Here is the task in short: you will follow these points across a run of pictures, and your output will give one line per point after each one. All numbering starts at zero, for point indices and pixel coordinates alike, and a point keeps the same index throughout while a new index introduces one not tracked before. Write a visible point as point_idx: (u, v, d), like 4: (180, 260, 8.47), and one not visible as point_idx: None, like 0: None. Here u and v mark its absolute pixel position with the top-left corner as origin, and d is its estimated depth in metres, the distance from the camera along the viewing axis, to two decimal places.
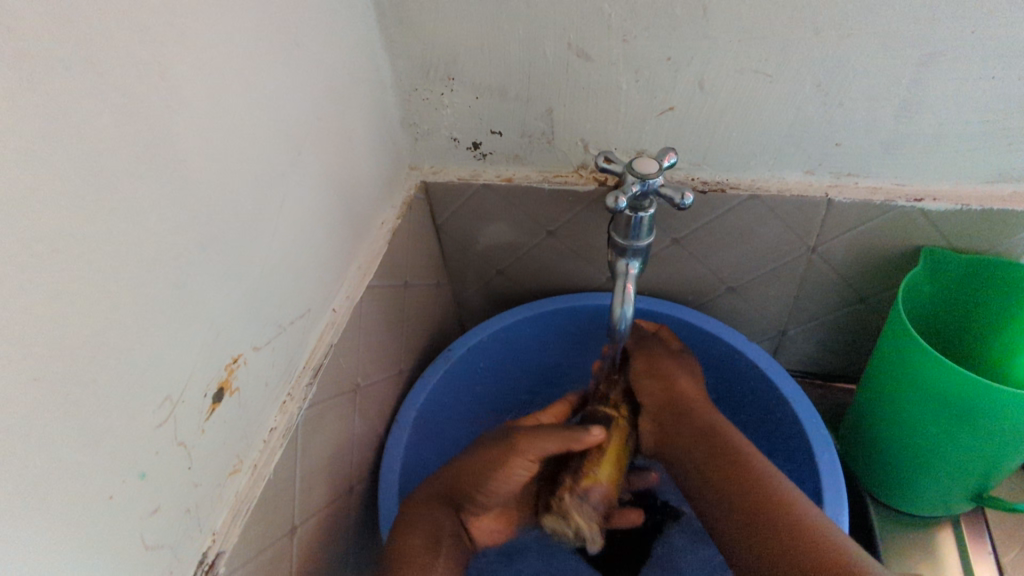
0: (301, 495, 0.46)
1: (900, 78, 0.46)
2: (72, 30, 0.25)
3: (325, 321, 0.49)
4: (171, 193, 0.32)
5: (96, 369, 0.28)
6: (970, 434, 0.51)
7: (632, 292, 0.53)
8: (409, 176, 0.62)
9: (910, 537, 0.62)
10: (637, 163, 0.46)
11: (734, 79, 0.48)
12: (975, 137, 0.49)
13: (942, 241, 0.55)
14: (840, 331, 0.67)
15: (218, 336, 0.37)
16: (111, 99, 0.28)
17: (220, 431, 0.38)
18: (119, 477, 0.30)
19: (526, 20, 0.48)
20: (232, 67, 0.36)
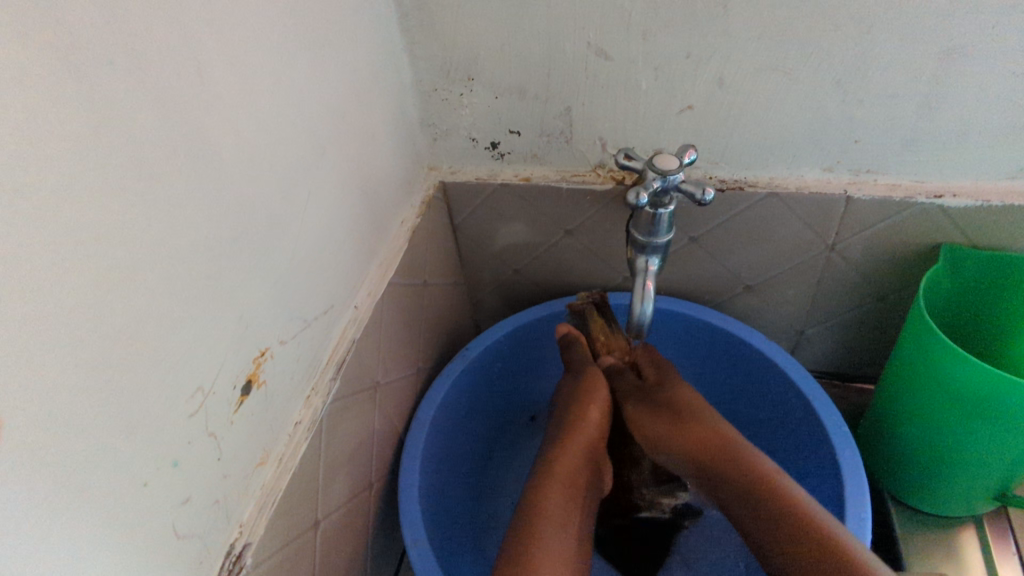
0: (324, 489, 0.47)
1: (922, 73, 0.46)
2: (112, 31, 0.27)
3: (348, 318, 0.50)
4: (204, 191, 0.33)
5: (132, 360, 0.29)
6: (995, 432, 0.51)
7: (650, 291, 0.53)
8: (428, 176, 0.62)
9: (929, 535, 0.62)
10: (658, 158, 0.46)
11: (753, 77, 0.49)
12: (997, 134, 0.48)
13: (963, 239, 0.55)
14: (858, 330, 0.66)
15: (246, 331, 0.38)
16: (148, 99, 0.29)
17: (248, 424, 0.39)
18: (153, 466, 0.31)
19: (546, 19, 0.48)
20: (262, 67, 0.36)
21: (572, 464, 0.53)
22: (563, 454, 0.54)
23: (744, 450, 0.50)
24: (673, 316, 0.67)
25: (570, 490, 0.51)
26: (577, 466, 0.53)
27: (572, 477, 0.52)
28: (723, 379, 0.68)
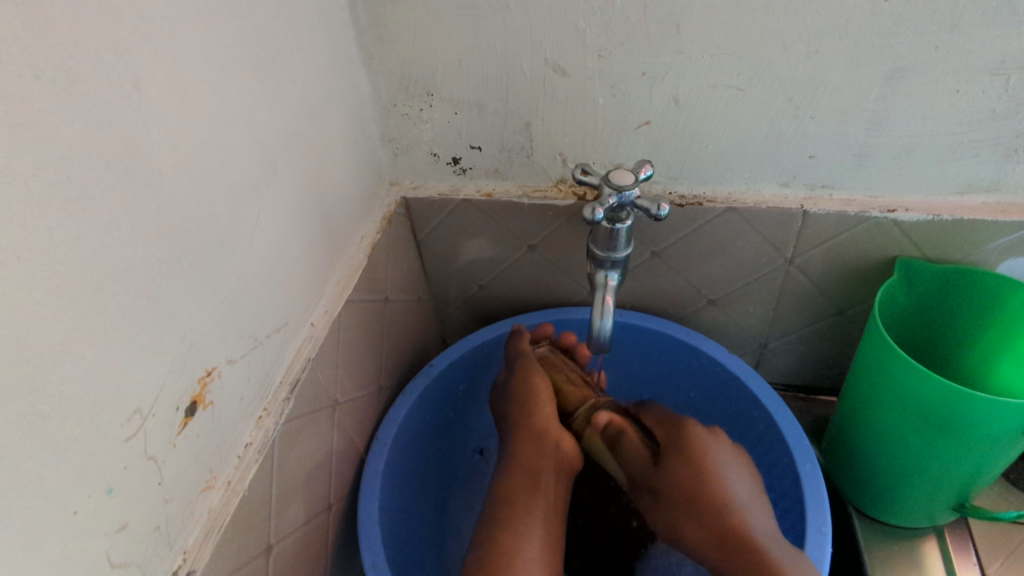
0: (277, 512, 0.46)
1: (869, 91, 0.47)
2: (41, 41, 0.26)
3: (303, 336, 0.49)
4: (142, 207, 0.32)
5: (60, 381, 0.28)
6: (951, 443, 0.51)
7: (610, 305, 0.53)
8: (389, 192, 0.62)
9: (892, 546, 0.62)
10: (613, 174, 0.46)
11: (708, 94, 0.49)
12: (945, 150, 0.49)
13: (916, 252, 0.56)
14: (819, 343, 0.67)
15: (191, 350, 0.37)
16: (81, 113, 0.28)
17: (194, 445, 0.38)
18: (85, 492, 0.30)
19: (502, 35, 0.49)
20: (207, 80, 0.36)
21: (528, 453, 0.56)
22: (521, 447, 0.56)
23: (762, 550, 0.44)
24: (637, 330, 0.67)
25: (527, 473, 0.54)
26: (536, 454, 0.56)
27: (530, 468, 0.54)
28: (689, 394, 0.68)
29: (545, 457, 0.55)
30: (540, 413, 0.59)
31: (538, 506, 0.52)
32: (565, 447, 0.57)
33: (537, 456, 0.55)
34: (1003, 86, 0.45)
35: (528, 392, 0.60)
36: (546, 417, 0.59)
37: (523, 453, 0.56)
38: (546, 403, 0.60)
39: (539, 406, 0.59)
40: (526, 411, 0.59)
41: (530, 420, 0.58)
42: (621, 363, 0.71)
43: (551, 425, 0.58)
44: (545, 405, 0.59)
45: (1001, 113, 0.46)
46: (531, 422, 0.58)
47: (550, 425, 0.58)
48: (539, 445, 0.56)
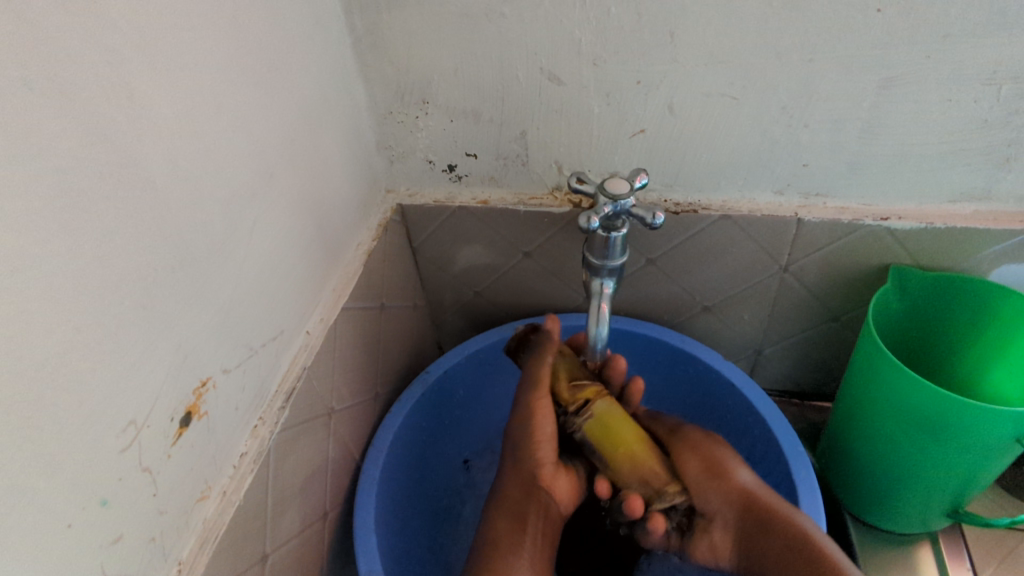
0: (273, 522, 0.45)
1: (861, 101, 0.47)
2: (36, 53, 0.26)
3: (299, 344, 0.49)
4: (138, 218, 0.32)
5: (56, 393, 0.28)
6: (945, 450, 0.51)
7: (605, 313, 0.53)
8: (385, 199, 0.62)
9: (886, 551, 0.62)
10: (608, 183, 0.46)
11: (702, 102, 0.49)
12: (937, 159, 0.50)
13: (909, 260, 0.56)
14: (814, 349, 0.67)
15: (186, 360, 0.37)
16: (76, 123, 0.28)
17: (189, 455, 0.37)
18: (79, 505, 0.30)
19: (498, 44, 0.49)
20: (203, 90, 0.36)
21: (517, 499, 0.54)
22: (509, 492, 0.55)
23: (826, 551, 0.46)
24: (633, 337, 0.67)
25: (517, 522, 0.53)
26: (523, 500, 0.54)
27: (516, 511, 0.54)
28: (684, 400, 0.68)
29: (539, 506, 0.54)
30: (535, 457, 0.54)
31: (526, 553, 0.52)
32: (561, 492, 0.54)
33: (530, 505, 0.54)
34: (995, 96, 0.45)
35: (525, 429, 0.55)
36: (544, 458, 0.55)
37: (512, 495, 0.54)
38: (546, 439, 0.55)
39: (535, 447, 0.55)
40: (524, 452, 0.55)
41: (522, 465, 0.55)
42: None
43: (547, 468, 0.54)
44: (544, 442, 0.55)
45: (992, 122, 0.47)
46: (526, 468, 0.55)
47: (545, 469, 0.54)
48: (530, 493, 0.54)
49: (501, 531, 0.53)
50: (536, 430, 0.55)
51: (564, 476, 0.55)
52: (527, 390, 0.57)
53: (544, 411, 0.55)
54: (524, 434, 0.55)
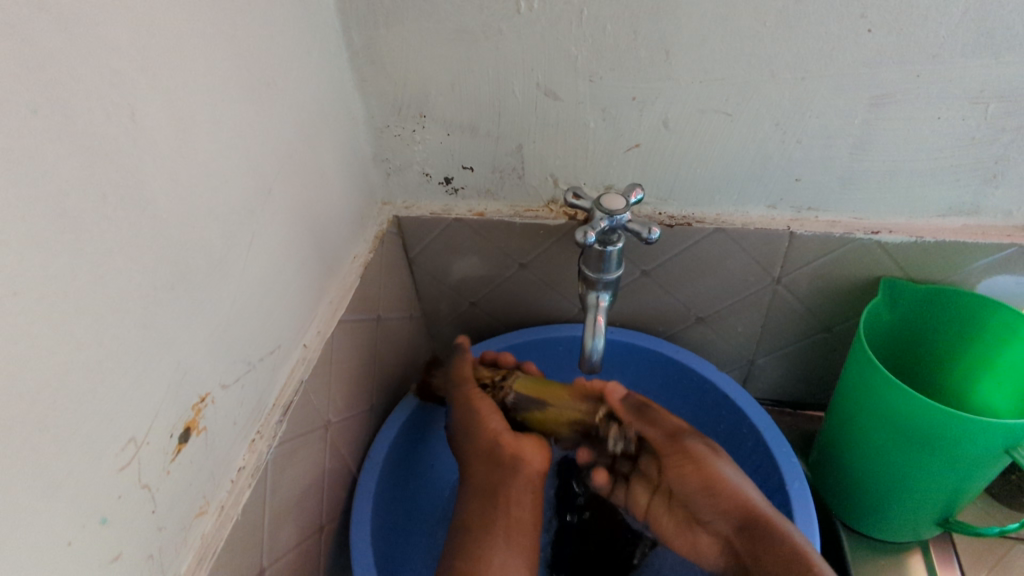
0: (270, 536, 0.45)
1: (853, 118, 0.48)
2: (41, 76, 0.26)
3: (296, 357, 0.49)
4: (137, 236, 0.32)
5: (56, 413, 0.28)
6: (935, 459, 0.52)
7: (601, 325, 0.54)
8: (381, 211, 0.62)
9: (877, 560, 0.63)
10: (604, 199, 0.47)
11: (696, 118, 0.50)
12: (927, 174, 0.51)
13: (899, 272, 0.57)
14: (806, 359, 0.68)
15: (185, 376, 0.37)
16: (78, 145, 0.28)
17: (187, 471, 0.37)
18: (78, 524, 0.30)
19: (495, 59, 0.49)
20: (202, 108, 0.36)
21: (485, 476, 0.54)
22: (478, 472, 0.55)
23: (773, 521, 0.49)
24: (628, 347, 0.67)
25: (490, 498, 0.54)
26: (493, 477, 0.54)
27: (491, 489, 0.54)
28: (678, 411, 0.69)
29: (508, 477, 0.53)
30: (488, 432, 0.55)
31: (499, 524, 0.53)
32: (529, 453, 0.54)
33: (501, 482, 0.53)
34: (983, 114, 0.46)
35: (468, 417, 0.57)
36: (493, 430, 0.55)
37: (479, 474, 0.55)
38: (488, 416, 0.56)
39: (484, 425, 0.56)
40: (473, 432, 0.56)
41: (478, 443, 0.55)
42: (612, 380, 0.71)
43: (504, 434, 0.54)
44: (488, 417, 0.56)
45: (980, 139, 0.48)
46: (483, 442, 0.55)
47: (503, 435, 0.54)
48: (500, 466, 0.54)
49: (474, 511, 0.54)
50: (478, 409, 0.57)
51: (526, 439, 0.54)
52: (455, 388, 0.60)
53: (478, 400, 0.58)
54: (469, 420, 0.57)
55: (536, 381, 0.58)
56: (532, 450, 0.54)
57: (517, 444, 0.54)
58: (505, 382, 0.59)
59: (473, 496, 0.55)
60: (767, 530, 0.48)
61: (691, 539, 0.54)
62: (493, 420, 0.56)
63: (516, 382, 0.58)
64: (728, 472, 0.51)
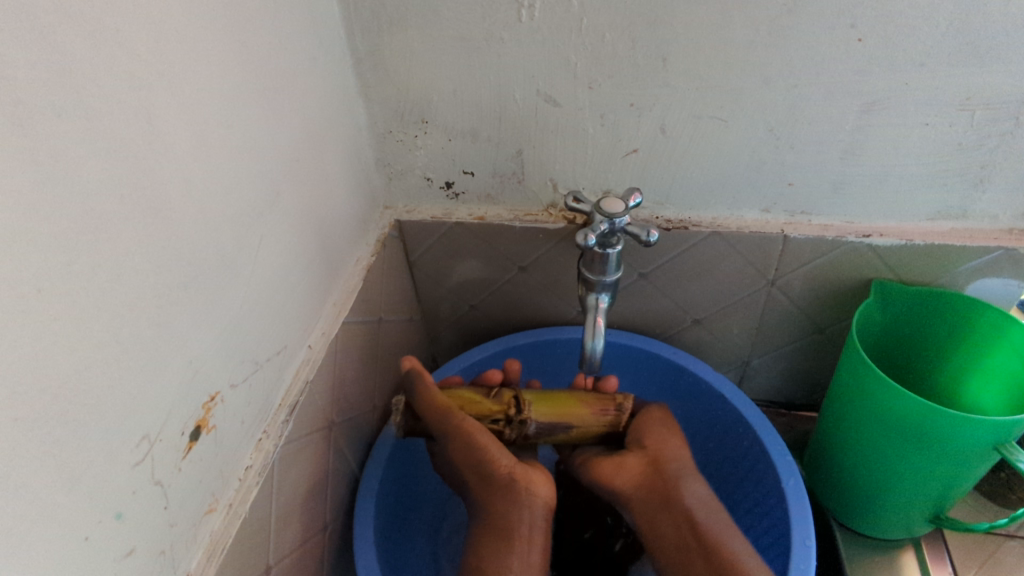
0: (276, 534, 0.46)
1: (845, 124, 0.49)
2: (66, 81, 0.27)
3: (301, 358, 0.50)
4: (153, 236, 0.33)
5: (75, 409, 0.29)
6: (925, 456, 0.53)
7: (601, 326, 0.55)
8: (383, 215, 0.63)
9: (872, 557, 0.64)
10: (604, 203, 0.48)
11: (693, 124, 0.51)
12: (916, 179, 0.52)
13: (890, 275, 0.58)
14: (800, 360, 0.69)
15: (197, 375, 0.37)
16: (99, 148, 0.29)
17: (198, 468, 0.38)
18: (95, 518, 0.30)
19: (496, 67, 0.50)
20: (216, 112, 0.37)
21: (500, 511, 0.51)
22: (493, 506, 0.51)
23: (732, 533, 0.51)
24: (625, 350, 0.68)
25: (504, 537, 0.50)
26: (507, 516, 0.51)
27: (503, 527, 0.50)
28: (676, 412, 0.70)
29: (520, 514, 0.51)
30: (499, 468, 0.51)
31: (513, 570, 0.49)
32: (541, 487, 0.51)
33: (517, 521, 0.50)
34: (968, 120, 0.48)
35: (471, 451, 0.51)
36: (499, 464, 0.51)
37: (494, 506, 0.51)
38: (494, 448, 0.51)
39: (493, 458, 0.51)
40: (478, 467, 0.51)
41: (488, 478, 0.51)
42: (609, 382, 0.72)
43: (517, 467, 0.51)
44: (495, 451, 0.51)
45: (967, 145, 0.49)
46: (494, 474, 0.51)
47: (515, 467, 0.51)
48: (513, 499, 0.51)
49: (489, 552, 0.50)
50: (481, 441, 0.51)
51: (535, 470, 0.52)
52: (451, 418, 0.52)
53: (480, 432, 0.51)
54: (474, 455, 0.51)
55: (548, 405, 0.55)
56: (540, 486, 0.51)
57: (529, 478, 0.51)
58: (520, 414, 0.54)
59: (488, 534, 0.51)
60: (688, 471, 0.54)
61: (606, 464, 0.55)
62: (499, 455, 0.51)
63: (535, 410, 0.54)
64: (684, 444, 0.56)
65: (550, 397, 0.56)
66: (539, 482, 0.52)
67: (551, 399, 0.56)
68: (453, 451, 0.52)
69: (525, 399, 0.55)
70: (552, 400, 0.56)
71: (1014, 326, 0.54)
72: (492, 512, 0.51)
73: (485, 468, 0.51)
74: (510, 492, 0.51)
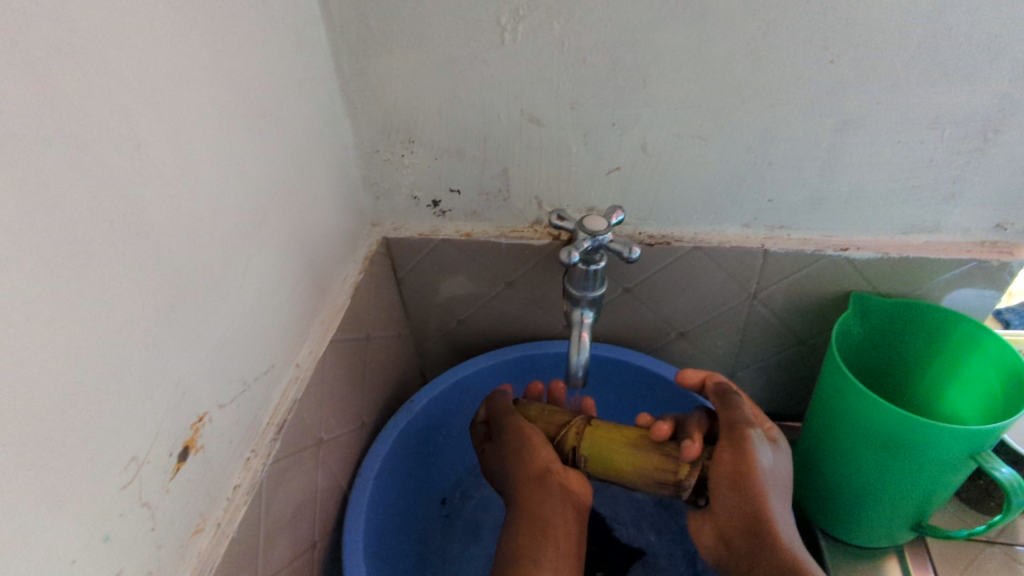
0: (264, 552, 0.46)
1: (821, 141, 0.51)
2: (56, 112, 0.28)
3: (289, 376, 0.50)
4: (141, 261, 0.34)
5: (64, 433, 0.29)
6: (906, 465, 0.54)
7: (587, 341, 0.55)
8: (370, 232, 0.64)
9: (855, 566, 0.65)
10: (587, 221, 0.49)
11: (674, 142, 0.53)
12: (892, 195, 0.54)
13: (868, 288, 0.60)
14: (783, 371, 0.70)
15: (184, 397, 0.38)
16: (87, 177, 0.30)
17: (186, 489, 0.38)
18: (83, 541, 0.31)
19: (481, 88, 0.51)
20: (203, 138, 0.38)
21: (533, 499, 0.51)
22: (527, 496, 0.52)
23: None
24: (612, 362, 0.69)
25: (535, 524, 0.50)
26: (541, 502, 0.51)
27: (537, 515, 0.50)
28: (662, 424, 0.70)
29: (552, 499, 0.51)
30: (537, 456, 0.53)
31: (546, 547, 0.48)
32: (575, 486, 0.52)
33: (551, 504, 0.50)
34: (938, 138, 0.49)
35: (517, 449, 0.55)
36: (540, 455, 0.53)
37: (527, 494, 0.52)
38: (535, 444, 0.54)
39: (535, 449, 0.54)
40: (520, 459, 0.54)
41: (527, 468, 0.53)
42: (597, 395, 0.73)
43: (554, 461, 0.53)
44: (537, 446, 0.54)
45: (938, 162, 0.51)
46: (532, 464, 0.53)
47: (553, 464, 0.53)
48: (546, 487, 0.51)
49: (521, 536, 0.49)
50: (528, 439, 0.55)
51: (573, 471, 0.53)
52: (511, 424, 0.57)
53: (530, 433, 0.55)
54: (518, 451, 0.55)
55: (602, 440, 0.54)
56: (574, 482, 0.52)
57: (563, 474, 0.52)
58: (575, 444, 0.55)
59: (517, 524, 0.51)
60: (770, 538, 0.46)
61: (694, 521, 0.53)
62: (541, 453, 0.53)
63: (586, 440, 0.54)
64: (773, 506, 0.48)
65: (609, 432, 0.54)
66: (575, 482, 0.52)
67: (612, 434, 0.54)
68: (505, 449, 0.56)
69: (583, 424, 0.55)
70: (611, 437, 0.54)
71: (988, 337, 0.55)
72: (527, 500, 0.51)
73: (524, 462, 0.54)
74: (543, 478, 0.52)
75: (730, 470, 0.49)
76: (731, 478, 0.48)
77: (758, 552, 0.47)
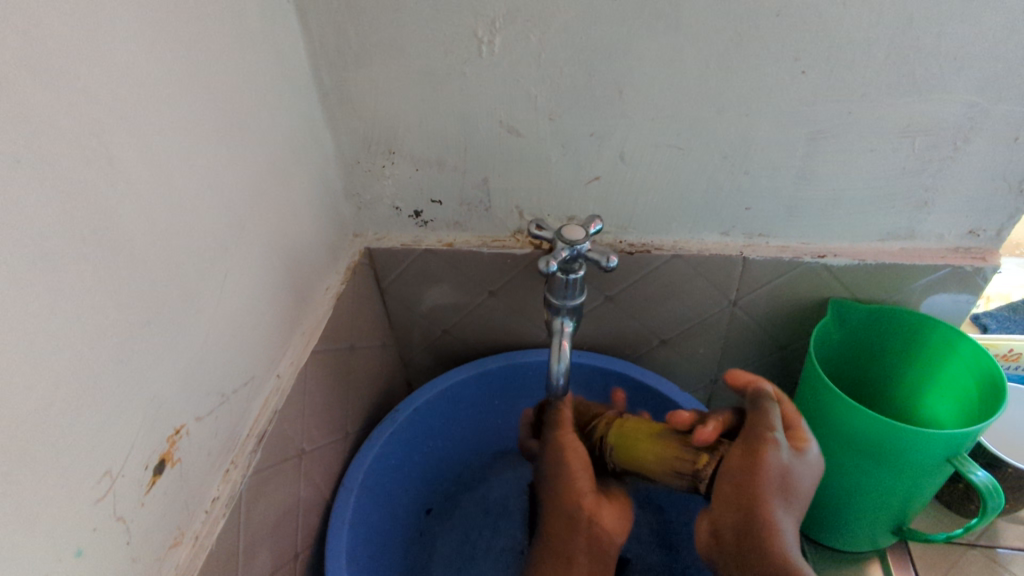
0: (244, 564, 0.46)
1: (796, 150, 0.51)
2: (27, 128, 0.28)
3: (269, 388, 0.50)
4: (114, 276, 0.34)
5: (34, 448, 0.29)
6: (885, 469, 0.55)
7: (567, 350, 0.56)
8: (353, 243, 0.64)
9: (838, 570, 0.65)
10: (565, 230, 0.50)
11: (651, 152, 0.53)
12: (867, 202, 0.54)
13: (846, 294, 0.60)
14: (765, 378, 0.71)
15: (160, 410, 0.38)
16: (58, 193, 0.30)
17: (163, 502, 0.38)
18: (55, 557, 0.31)
19: (460, 100, 0.52)
20: (178, 152, 0.38)
21: (565, 537, 0.52)
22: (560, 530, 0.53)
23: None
24: (596, 370, 0.69)
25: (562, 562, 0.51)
26: (569, 541, 0.52)
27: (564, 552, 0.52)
28: None
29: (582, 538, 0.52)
30: (572, 488, 0.53)
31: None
32: (606, 520, 0.52)
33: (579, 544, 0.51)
34: (910, 147, 0.50)
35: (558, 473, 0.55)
36: (579, 487, 0.53)
37: (559, 531, 0.53)
38: (575, 472, 0.54)
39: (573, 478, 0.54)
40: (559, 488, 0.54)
41: (563, 501, 0.53)
42: None
43: (587, 499, 0.52)
44: (576, 475, 0.53)
45: (911, 170, 0.51)
46: (569, 497, 0.53)
47: (586, 498, 0.52)
48: (578, 526, 0.52)
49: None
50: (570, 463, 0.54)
51: (608, 504, 0.52)
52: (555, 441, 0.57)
53: (573, 454, 0.55)
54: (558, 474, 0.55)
55: (631, 438, 0.53)
56: (604, 514, 0.52)
57: (594, 508, 0.52)
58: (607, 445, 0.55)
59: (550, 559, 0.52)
60: (762, 531, 0.41)
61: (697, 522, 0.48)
62: (577, 481, 0.53)
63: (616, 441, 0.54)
64: (775, 503, 0.43)
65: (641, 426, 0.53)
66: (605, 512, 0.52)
67: (640, 430, 0.53)
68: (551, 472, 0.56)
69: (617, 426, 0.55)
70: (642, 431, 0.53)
71: (964, 342, 0.56)
72: (561, 537, 0.53)
73: (563, 494, 0.54)
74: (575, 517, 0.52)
75: (737, 457, 0.45)
76: (735, 466, 0.44)
77: (746, 543, 0.42)
